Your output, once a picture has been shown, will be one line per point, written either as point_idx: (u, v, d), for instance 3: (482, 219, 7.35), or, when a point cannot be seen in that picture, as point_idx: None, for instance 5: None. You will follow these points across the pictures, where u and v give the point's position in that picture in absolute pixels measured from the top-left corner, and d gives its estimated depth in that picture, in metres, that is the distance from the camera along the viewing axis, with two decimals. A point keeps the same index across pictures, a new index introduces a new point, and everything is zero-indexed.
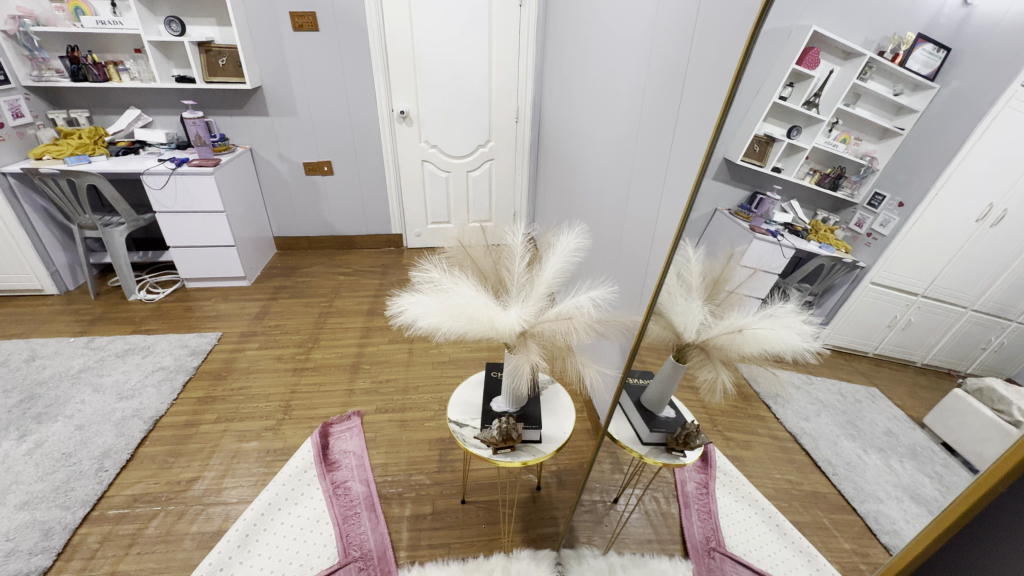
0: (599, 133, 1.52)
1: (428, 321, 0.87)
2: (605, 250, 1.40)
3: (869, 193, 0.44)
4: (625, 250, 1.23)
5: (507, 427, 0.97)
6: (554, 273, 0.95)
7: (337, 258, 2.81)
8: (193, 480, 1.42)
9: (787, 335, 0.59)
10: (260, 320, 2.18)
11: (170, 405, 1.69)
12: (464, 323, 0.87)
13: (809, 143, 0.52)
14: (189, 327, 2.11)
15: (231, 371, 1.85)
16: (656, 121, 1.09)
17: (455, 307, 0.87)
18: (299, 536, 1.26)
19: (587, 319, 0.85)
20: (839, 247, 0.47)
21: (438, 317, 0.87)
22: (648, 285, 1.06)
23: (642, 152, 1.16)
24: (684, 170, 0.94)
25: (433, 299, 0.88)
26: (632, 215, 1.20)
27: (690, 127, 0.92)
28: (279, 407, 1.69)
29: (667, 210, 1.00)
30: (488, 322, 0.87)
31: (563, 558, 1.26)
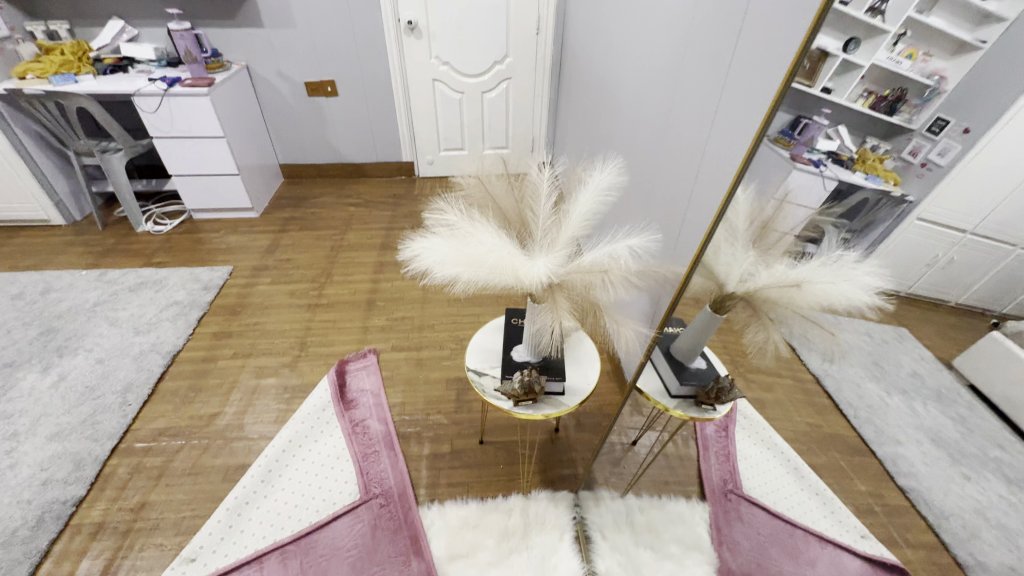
0: (636, 46, 1.32)
1: (446, 271, 0.78)
2: (641, 184, 1.26)
3: (931, 119, 0.41)
4: (665, 187, 1.10)
5: (529, 381, 0.92)
6: (583, 217, 0.84)
7: (347, 187, 2.68)
8: (215, 415, 1.43)
9: (840, 288, 0.54)
10: (272, 254, 2.12)
11: (187, 339, 1.68)
12: (483, 273, 0.79)
13: (867, 60, 0.43)
14: (200, 260, 2.07)
15: (245, 307, 1.83)
16: (712, 30, 0.90)
17: (473, 256, 0.78)
18: (321, 472, 1.28)
19: (626, 272, 0.75)
20: (888, 178, 0.45)
21: (455, 266, 0.78)
22: (694, 233, 0.94)
23: (691, 71, 0.99)
24: (747, 94, 0.78)
25: (449, 246, 0.79)
26: (675, 147, 1.06)
27: (758, 39, 0.75)
28: (294, 343, 1.67)
29: (719, 143, 0.87)
30: (511, 271, 0.79)
31: (582, 499, 1.25)
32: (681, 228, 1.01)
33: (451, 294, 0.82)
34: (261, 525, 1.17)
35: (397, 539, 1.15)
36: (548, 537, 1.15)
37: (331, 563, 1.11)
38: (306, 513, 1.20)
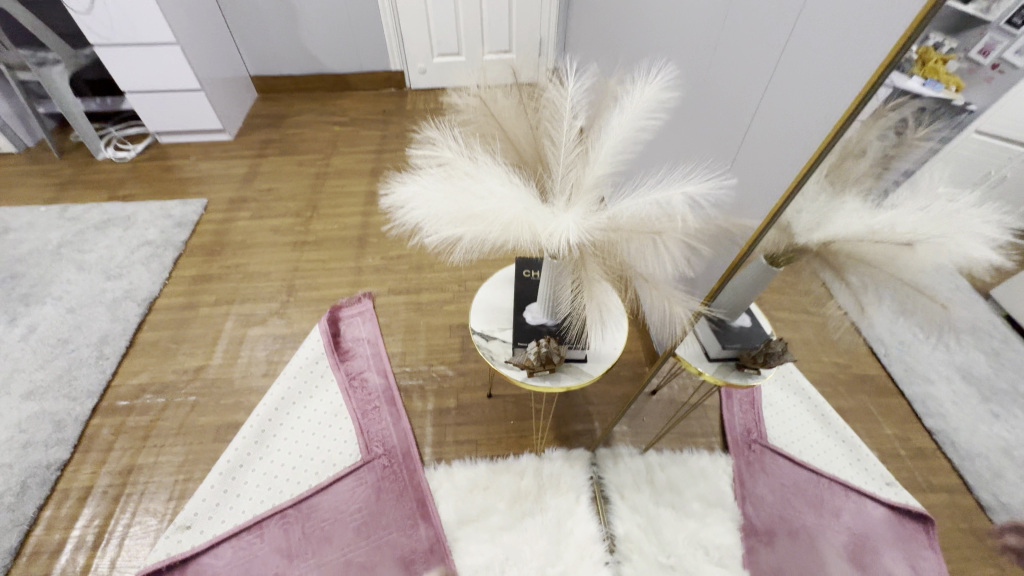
0: None
1: (444, 231, 0.61)
2: (683, 96, 1.02)
3: (1012, 10, 0.38)
4: (722, 102, 0.87)
5: (546, 352, 0.77)
6: (619, 153, 0.65)
7: (330, 103, 2.37)
8: (201, 369, 1.32)
9: (967, 242, 0.45)
10: (249, 183, 1.89)
11: (164, 284, 1.53)
12: (489, 235, 0.61)
13: None
14: (172, 191, 1.85)
15: (225, 246, 1.65)
16: None
17: (475, 214, 0.60)
18: (319, 431, 1.19)
19: (683, 237, 0.57)
20: (948, 84, 0.43)
21: (452, 225, 0.61)
22: (776, 166, 0.73)
23: None
24: None
25: (443, 198, 0.60)
26: (738, 46, 0.81)
27: None
28: (282, 287, 1.51)
29: (813, 36, 0.63)
30: (526, 233, 0.61)
31: (599, 459, 1.17)
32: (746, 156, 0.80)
33: (447, 262, 0.65)
34: (258, 488, 1.10)
35: (403, 502, 1.08)
36: (564, 499, 1.08)
37: (335, 527, 1.05)
38: (306, 475, 1.12)
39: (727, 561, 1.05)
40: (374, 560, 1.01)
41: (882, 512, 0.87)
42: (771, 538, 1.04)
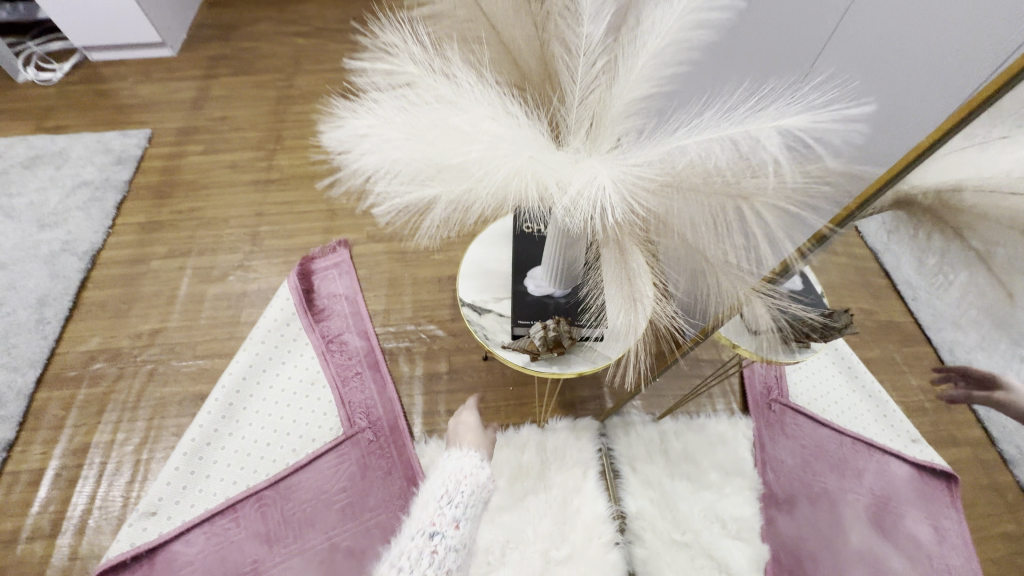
0: None
1: (412, 192, 0.44)
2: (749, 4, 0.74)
3: None
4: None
5: (554, 338, 0.66)
6: (664, 68, 0.47)
7: (291, 8, 2.00)
8: (156, 334, 1.16)
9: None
10: (199, 109, 1.61)
11: (108, 233, 1.33)
12: (474, 197, 0.45)
13: None
14: (109, 121, 1.58)
15: (176, 187, 1.42)
16: None
17: (455, 166, 0.43)
18: (294, 403, 1.06)
19: (778, 202, 0.40)
20: None
21: (421, 180, 0.44)
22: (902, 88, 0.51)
23: None
24: None
25: (405, 141, 0.43)
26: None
27: None
28: (244, 236, 1.31)
29: None
30: (530, 194, 0.45)
31: (609, 429, 1.05)
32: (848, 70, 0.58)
33: (415, 232, 0.49)
34: (230, 469, 0.99)
35: (391, 480, 0.98)
36: (569, 476, 0.98)
37: (317, 511, 0.95)
38: (281, 453, 1.01)
39: (745, 534, 0.97)
40: (362, 544, 0.92)
41: (906, 471, 0.86)
42: (790, 506, 0.98)
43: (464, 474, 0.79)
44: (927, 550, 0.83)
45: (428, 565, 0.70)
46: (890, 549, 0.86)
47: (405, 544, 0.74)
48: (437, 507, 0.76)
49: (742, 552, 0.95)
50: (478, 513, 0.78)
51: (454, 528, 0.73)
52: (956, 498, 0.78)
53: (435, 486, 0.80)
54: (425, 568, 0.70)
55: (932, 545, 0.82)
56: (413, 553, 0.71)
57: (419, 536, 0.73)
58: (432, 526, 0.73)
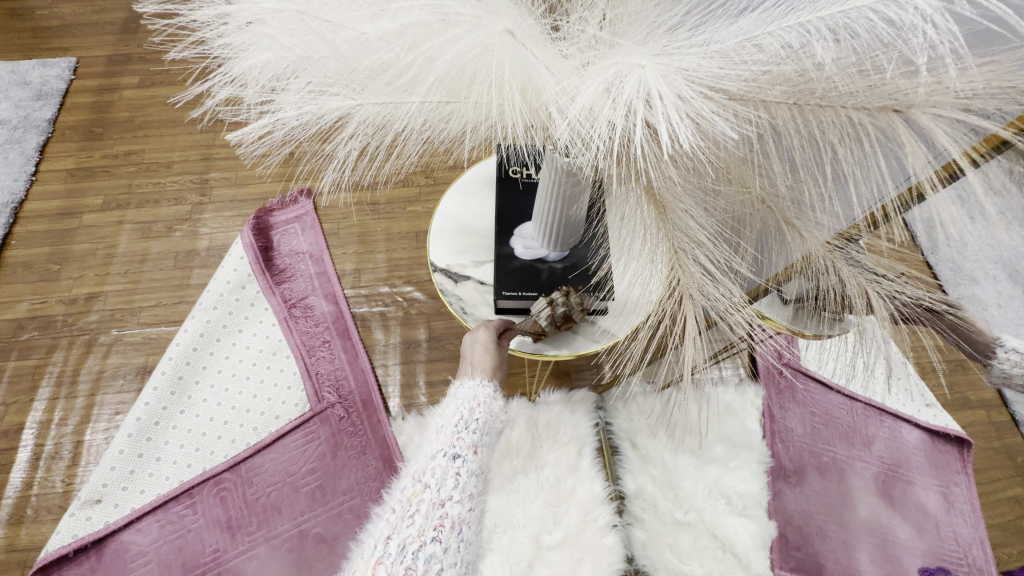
0: None
1: (291, 109, 0.37)
2: None
3: None
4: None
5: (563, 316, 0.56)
6: None
7: None
8: (92, 299, 1.02)
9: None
10: (133, 34, 1.38)
11: (32, 181, 1.15)
12: (392, 113, 0.37)
13: None
14: (26, 47, 1.35)
15: (109, 127, 1.22)
16: None
17: (367, 75, 0.36)
18: (255, 375, 0.94)
19: (949, 110, 0.30)
20: None
21: (323, 90, 0.36)
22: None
23: None
24: None
25: (314, 34, 0.34)
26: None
27: None
28: (191, 185, 1.14)
29: None
30: (480, 111, 0.37)
31: (607, 402, 0.94)
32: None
33: (307, 170, 0.40)
34: (182, 450, 0.88)
35: (365, 460, 0.87)
36: (563, 453, 0.89)
37: (284, 495, 0.85)
38: (241, 432, 0.89)
39: (751, 511, 0.89)
40: (335, 531, 0.83)
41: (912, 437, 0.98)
42: (800, 478, 0.94)
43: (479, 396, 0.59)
44: (932, 515, 0.93)
45: (454, 485, 0.51)
46: (901, 516, 0.93)
47: (420, 464, 0.54)
48: (454, 428, 0.56)
49: (747, 530, 0.88)
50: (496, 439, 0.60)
51: (476, 454, 0.54)
52: (966, 461, 0.96)
53: (443, 411, 0.59)
54: (452, 489, 0.51)
55: (938, 512, 0.93)
56: (437, 472, 0.52)
57: (437, 457, 0.53)
58: (453, 446, 0.53)
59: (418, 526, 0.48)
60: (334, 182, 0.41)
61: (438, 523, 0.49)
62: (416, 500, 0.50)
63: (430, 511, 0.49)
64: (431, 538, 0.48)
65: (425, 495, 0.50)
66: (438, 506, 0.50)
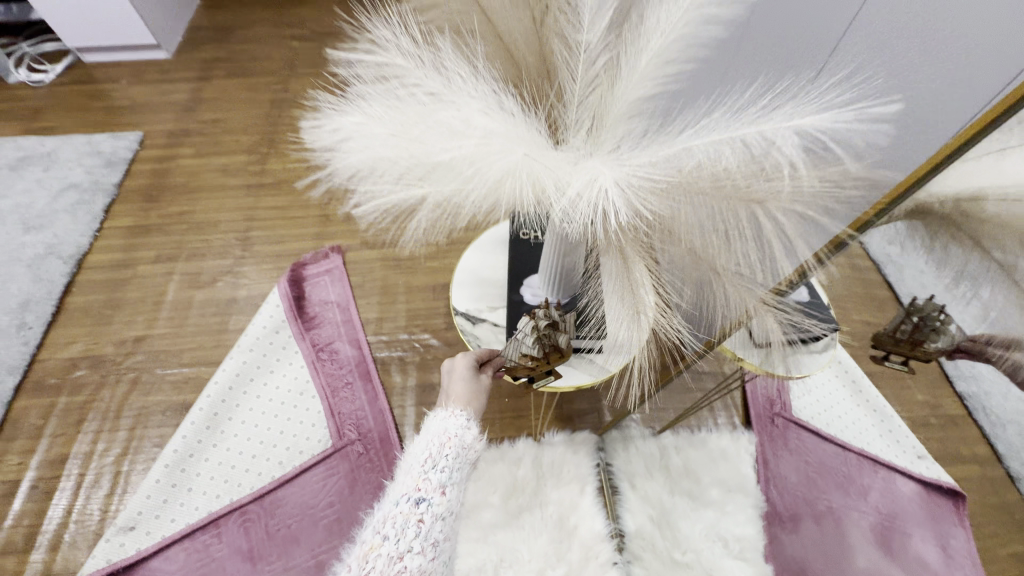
0: None
1: (386, 191, 0.44)
2: None
3: None
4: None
5: (546, 329, 0.61)
6: (671, 67, 0.44)
7: (285, 12, 1.94)
8: (141, 340, 1.13)
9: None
10: (193, 113, 1.59)
11: (95, 237, 1.30)
12: (460, 199, 0.44)
13: None
14: (102, 123, 1.56)
15: (167, 191, 1.39)
16: None
17: (441, 174, 0.43)
18: (281, 413, 1.03)
19: (792, 206, 0.39)
20: None
21: (410, 182, 0.44)
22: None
23: None
24: None
25: (406, 146, 0.42)
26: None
27: None
28: (235, 241, 1.28)
29: None
30: (517, 201, 0.44)
31: (608, 443, 1.01)
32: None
33: (394, 234, 0.49)
34: (213, 481, 0.95)
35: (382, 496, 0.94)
36: (566, 492, 0.94)
37: (304, 526, 0.91)
38: (267, 466, 0.97)
39: (748, 554, 0.93)
40: None
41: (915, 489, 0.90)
42: (795, 524, 0.97)
43: (447, 434, 0.61)
44: None
45: (415, 535, 0.53)
46: None
47: (385, 513, 0.56)
48: (420, 470, 0.58)
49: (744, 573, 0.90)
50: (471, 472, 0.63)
51: (442, 495, 0.57)
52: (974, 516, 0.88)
53: (414, 448, 0.62)
54: (413, 538, 0.53)
55: None
56: (398, 522, 0.54)
57: (401, 504, 0.56)
58: (417, 491, 0.56)
59: None
60: (417, 237, 0.50)
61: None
62: (374, 555, 0.52)
63: (387, 566, 0.51)
64: None
65: (383, 548, 0.52)
66: (395, 560, 0.51)
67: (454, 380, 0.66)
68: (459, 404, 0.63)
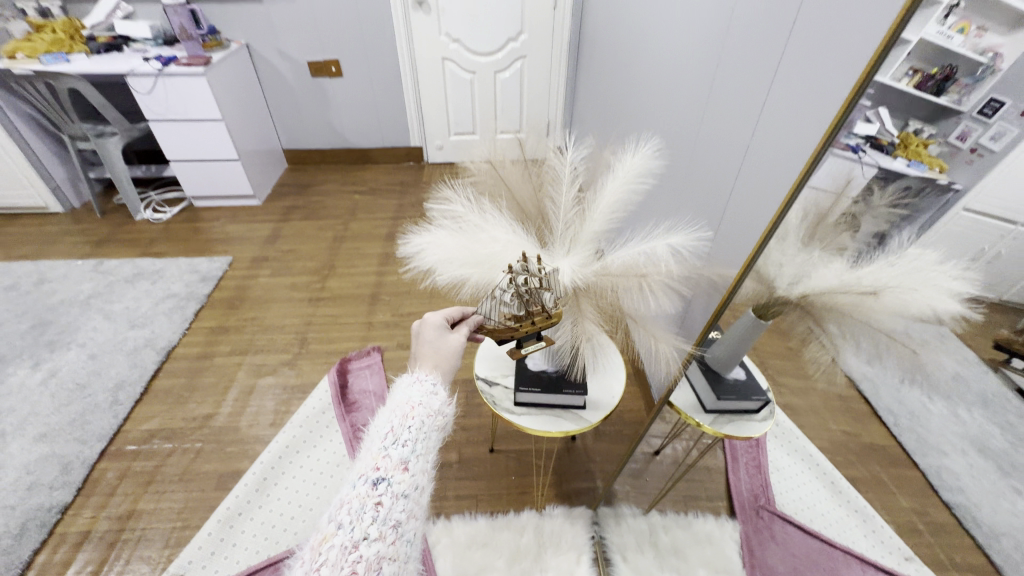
0: (662, 28, 1.17)
1: (447, 272, 0.71)
2: (673, 189, 1.07)
3: (982, 100, 0.36)
4: (714, 139, 0.89)
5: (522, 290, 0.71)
6: (613, 212, 0.73)
7: (352, 174, 2.52)
8: (210, 417, 1.35)
9: (935, 297, 0.42)
10: (272, 244, 2.01)
11: (183, 334, 1.60)
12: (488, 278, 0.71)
13: (916, 34, 0.40)
14: (201, 250, 1.98)
15: (245, 300, 1.73)
16: (759, 31, 0.75)
17: (478, 265, 0.71)
18: (319, 481, 1.19)
19: (664, 281, 0.64)
20: (932, 165, 0.40)
21: (463, 268, 0.71)
22: (769, 172, 0.72)
23: (732, 63, 0.84)
24: (777, 143, 0.70)
25: (463, 248, 0.71)
26: (736, 57, 0.82)
27: (806, 71, 0.64)
28: (295, 340, 1.57)
29: (766, 154, 0.73)
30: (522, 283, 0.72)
31: (601, 517, 1.15)
32: (744, 175, 0.79)
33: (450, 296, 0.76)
34: (254, 538, 1.08)
35: None
36: (564, 559, 1.06)
37: None
38: (302, 526, 1.11)
39: None
40: None
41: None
42: None
43: (412, 404, 0.62)
44: None
45: (372, 520, 0.53)
46: None
47: (342, 498, 0.55)
48: (382, 447, 0.59)
49: None
50: (438, 443, 0.64)
51: (403, 473, 0.56)
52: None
53: (378, 425, 0.62)
54: (370, 524, 0.52)
55: None
56: (354, 508, 0.53)
57: (359, 486, 0.55)
58: (376, 471, 0.56)
59: None
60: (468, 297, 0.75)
61: (349, 571, 0.49)
62: (327, 545, 0.52)
63: (341, 556, 0.50)
64: None
65: (338, 538, 0.52)
66: (350, 550, 0.51)
67: (425, 342, 0.70)
68: (425, 369, 0.67)
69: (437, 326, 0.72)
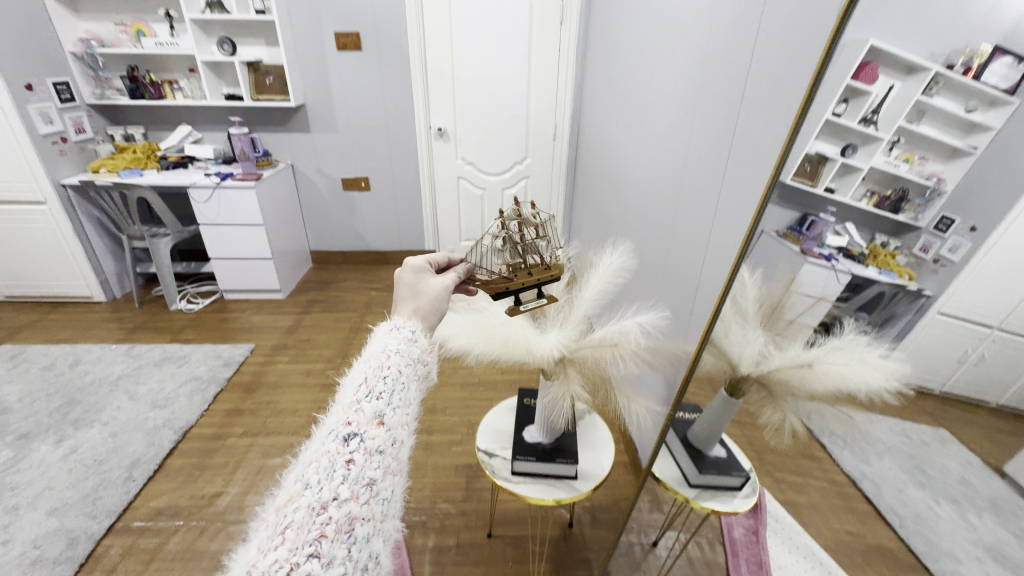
0: (637, 160, 1.43)
1: (458, 342, 0.84)
2: (651, 290, 1.22)
3: (935, 216, 0.34)
4: (681, 246, 1.06)
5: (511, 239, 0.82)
6: (597, 298, 0.88)
7: (370, 273, 2.76)
8: (217, 496, 1.39)
9: (867, 371, 0.41)
10: (292, 334, 2.17)
11: (200, 416, 1.68)
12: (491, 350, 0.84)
13: (866, 163, 0.40)
14: (225, 338, 2.13)
15: (261, 385, 1.84)
16: (706, 164, 0.97)
17: (484, 339, 0.83)
18: None
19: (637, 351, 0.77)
20: (901, 273, 0.37)
21: (470, 341, 0.84)
22: (722, 265, 0.88)
23: (689, 187, 1.05)
24: (727, 246, 0.86)
25: (473, 323, 0.84)
26: (690, 184, 1.04)
27: (740, 192, 0.83)
28: (305, 423, 1.65)
29: (721, 256, 0.88)
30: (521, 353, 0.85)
31: None
32: (705, 271, 0.94)
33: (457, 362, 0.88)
34: None
35: None
36: None
37: None
38: None
39: None
40: None
41: None
42: None
43: (389, 352, 0.62)
44: None
45: (343, 479, 0.49)
46: None
47: (310, 456, 0.52)
48: (354, 401, 0.56)
49: None
50: (414, 397, 0.62)
51: (376, 427, 0.54)
52: None
53: (351, 378, 0.60)
54: (340, 483, 0.49)
55: None
56: (323, 466, 0.49)
57: (329, 442, 0.52)
58: (347, 428, 0.53)
59: (289, 545, 0.44)
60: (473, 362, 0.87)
61: (318, 533, 0.46)
62: (292, 507, 0.47)
63: (308, 516, 0.46)
64: (309, 554, 0.44)
65: (304, 497, 0.47)
66: (318, 510, 0.47)
67: (407, 284, 0.76)
68: (403, 316, 0.70)
69: (417, 270, 0.79)
